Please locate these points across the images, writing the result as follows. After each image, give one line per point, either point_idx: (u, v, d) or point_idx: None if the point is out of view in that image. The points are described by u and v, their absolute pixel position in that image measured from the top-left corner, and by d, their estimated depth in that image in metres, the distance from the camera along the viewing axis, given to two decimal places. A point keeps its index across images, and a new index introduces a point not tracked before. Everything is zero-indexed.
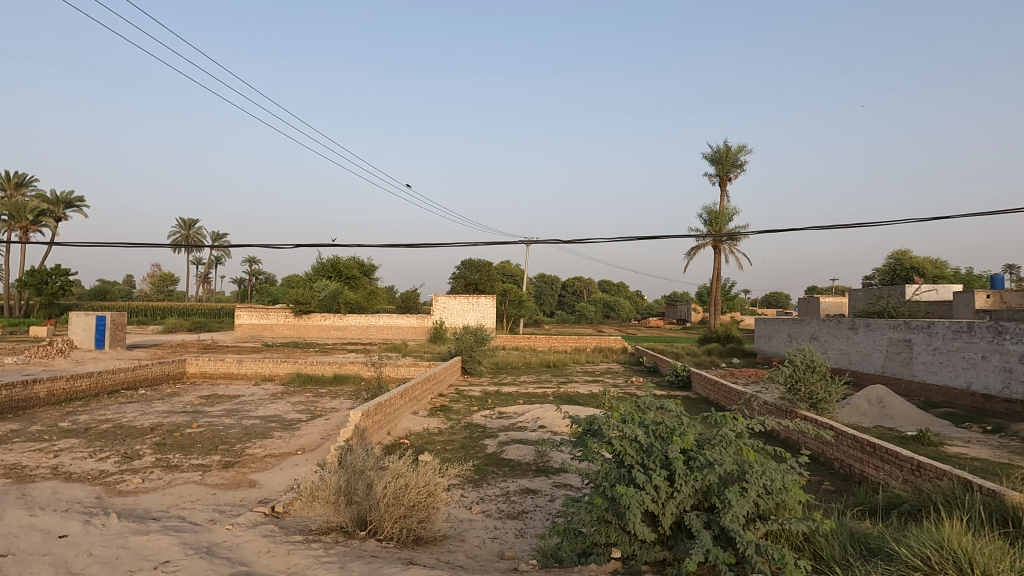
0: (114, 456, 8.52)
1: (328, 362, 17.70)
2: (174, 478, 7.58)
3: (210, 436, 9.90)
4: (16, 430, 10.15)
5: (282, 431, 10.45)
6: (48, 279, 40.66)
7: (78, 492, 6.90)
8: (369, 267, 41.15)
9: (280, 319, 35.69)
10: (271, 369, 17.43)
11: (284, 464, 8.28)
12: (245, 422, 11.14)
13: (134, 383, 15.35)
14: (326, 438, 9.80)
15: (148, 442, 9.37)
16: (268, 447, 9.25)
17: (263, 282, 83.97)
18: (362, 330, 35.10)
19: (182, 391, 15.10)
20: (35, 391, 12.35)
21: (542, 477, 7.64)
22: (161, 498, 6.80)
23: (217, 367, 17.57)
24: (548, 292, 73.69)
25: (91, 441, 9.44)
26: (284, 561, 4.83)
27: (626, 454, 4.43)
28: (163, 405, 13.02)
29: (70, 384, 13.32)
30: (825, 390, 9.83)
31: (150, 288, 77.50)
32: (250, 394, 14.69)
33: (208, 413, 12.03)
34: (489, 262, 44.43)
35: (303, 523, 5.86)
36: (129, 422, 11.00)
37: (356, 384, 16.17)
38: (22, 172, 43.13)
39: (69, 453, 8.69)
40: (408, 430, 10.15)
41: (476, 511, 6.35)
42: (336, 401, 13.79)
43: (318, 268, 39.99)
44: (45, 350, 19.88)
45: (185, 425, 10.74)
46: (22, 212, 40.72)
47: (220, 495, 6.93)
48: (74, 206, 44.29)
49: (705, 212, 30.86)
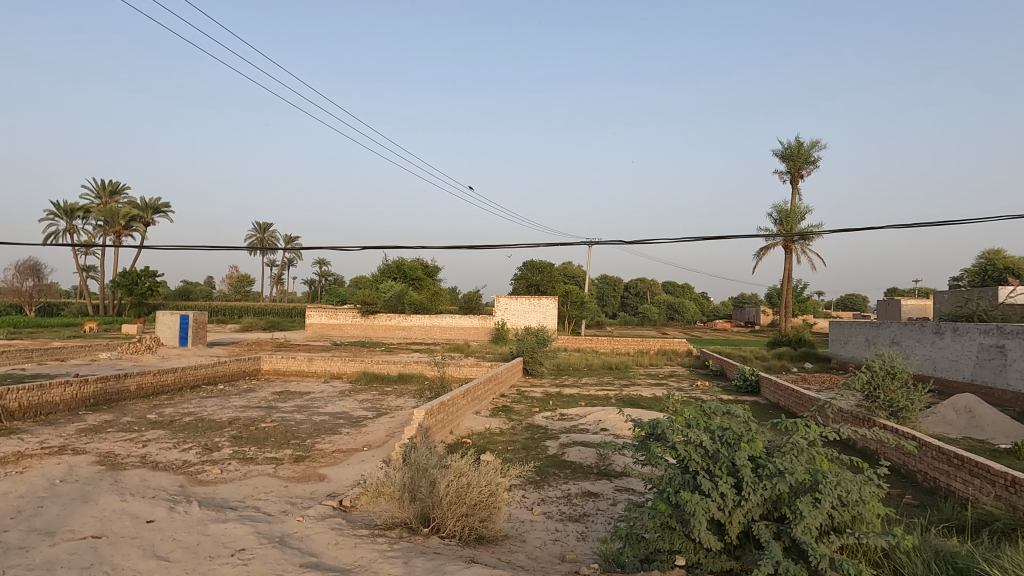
0: (196, 447, 9.02)
1: (393, 361, 18.14)
2: (250, 469, 7.96)
3: (282, 431, 10.33)
4: (110, 421, 10.91)
5: (349, 427, 10.80)
6: (138, 280, 43.49)
7: (163, 480, 7.35)
8: (432, 269, 41.85)
9: (347, 319, 36.80)
10: (339, 367, 18.01)
11: (351, 460, 8.55)
12: (315, 418, 11.56)
13: (213, 379, 16.19)
14: (391, 435, 10.06)
15: (226, 435, 9.87)
16: (336, 442, 9.56)
17: (331, 284, 86.83)
18: (426, 330, 35.74)
19: (256, 388, 15.79)
20: (127, 385, 13.24)
21: (604, 480, 7.55)
22: (238, 488, 7.16)
23: (289, 365, 18.34)
24: (611, 293, 72.61)
25: (175, 432, 10.02)
26: (351, 554, 4.99)
27: (692, 460, 4.31)
28: (240, 400, 13.66)
29: (157, 378, 14.21)
30: (906, 398, 9.28)
31: (228, 289, 81.47)
32: (319, 391, 15.20)
33: (281, 408, 12.56)
34: (551, 263, 44.34)
35: (369, 518, 6.00)
36: (209, 416, 11.62)
37: (420, 383, 16.49)
38: (116, 181, 46.27)
39: (156, 443, 9.26)
40: (470, 430, 10.26)
41: (538, 512, 6.35)
42: (401, 399, 14.10)
43: (384, 270, 41.00)
44: (135, 346, 21.27)
45: (260, 420, 11.27)
46: (115, 218, 43.76)
47: (291, 489, 7.20)
48: (162, 212, 47.25)
49: (775, 210, 29.72)
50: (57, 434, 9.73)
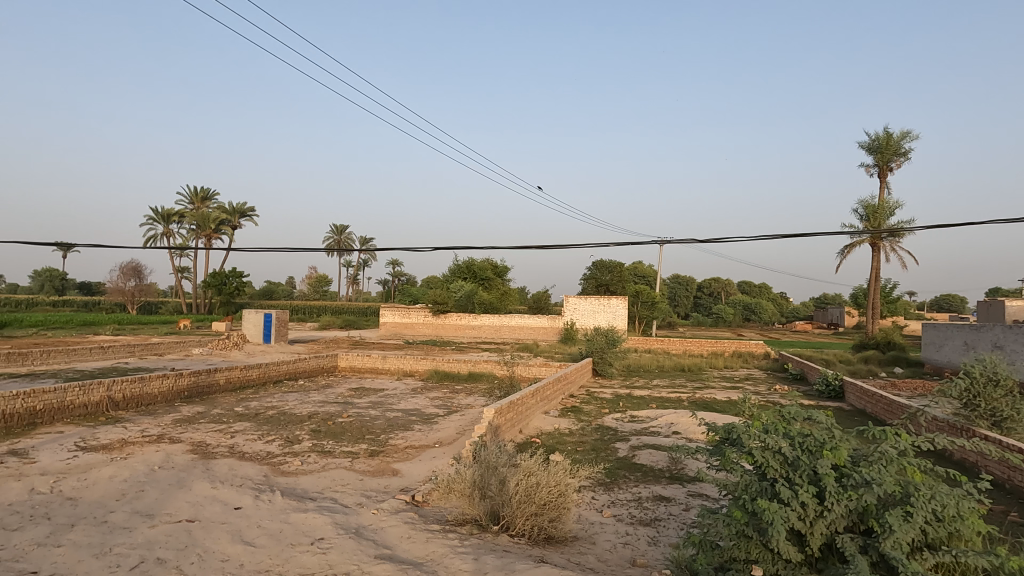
0: (279, 440, 9.49)
1: (464, 360, 18.42)
2: (328, 462, 8.29)
3: (358, 426, 10.70)
4: (201, 413, 11.64)
5: (421, 423, 11.06)
6: (227, 280, 46.14)
7: (249, 470, 7.77)
8: (502, 269, 42.19)
9: (420, 317, 37.65)
10: (412, 365, 18.46)
11: (423, 456, 8.74)
12: (389, 414, 11.90)
13: (294, 374, 16.96)
14: (462, 433, 10.22)
15: (306, 429, 10.32)
16: (409, 438, 9.81)
17: (404, 284, 89.06)
18: (496, 330, 36.06)
19: (334, 384, 16.42)
20: (216, 378, 14.08)
21: (676, 485, 7.39)
22: (317, 480, 7.48)
23: (364, 362, 18.97)
24: (684, 293, 70.86)
25: (260, 425, 10.57)
26: (423, 548, 5.11)
27: (770, 467, 4.16)
28: (319, 395, 14.25)
29: (244, 372, 15.04)
30: (1011, 407, 8.57)
31: (308, 288, 85.10)
32: (392, 388, 15.63)
33: (357, 404, 13.02)
34: (621, 263, 43.75)
35: (440, 514, 6.11)
36: (290, 410, 12.19)
37: (490, 381, 16.66)
38: (207, 187, 49.24)
39: (243, 434, 9.79)
40: (539, 430, 10.29)
41: (607, 514, 6.29)
42: (471, 398, 14.30)
43: (454, 270, 41.68)
44: (224, 343, 22.57)
45: (337, 415, 11.71)
46: (206, 222, 46.62)
47: (366, 482, 7.45)
48: (247, 216, 49.92)
49: (860, 206, 28.14)
50: (155, 423, 10.48)
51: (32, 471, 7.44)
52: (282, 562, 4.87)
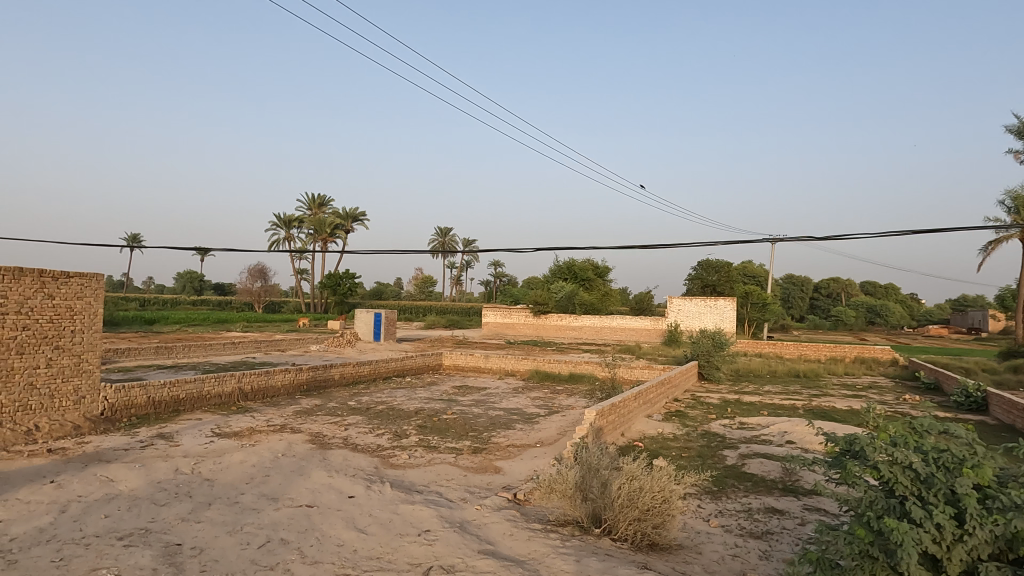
0: (388, 434, 9.94)
1: (565, 361, 18.41)
2: (434, 457, 8.58)
3: (461, 423, 11.00)
4: (319, 405, 12.44)
5: (522, 423, 11.17)
6: (341, 281, 48.99)
7: (361, 461, 8.20)
8: (603, 269, 41.78)
9: (521, 318, 38.08)
10: (513, 364, 18.70)
11: (525, 455, 8.83)
12: (491, 413, 12.13)
13: (402, 372, 17.69)
14: (563, 433, 10.21)
15: (413, 424, 10.74)
16: (511, 437, 9.95)
17: (506, 284, 90.46)
18: (597, 331, 35.72)
19: (439, 381, 16.98)
20: (332, 373, 15.00)
21: (791, 497, 6.97)
22: (424, 474, 7.76)
23: (468, 361, 19.45)
24: (798, 294, 66.75)
25: (371, 419, 11.13)
26: (525, 546, 5.16)
27: (899, 483, 3.81)
28: (425, 392, 14.79)
29: (356, 369, 15.89)
30: None
31: (414, 288, 88.53)
32: (495, 387, 15.93)
33: (460, 402, 13.39)
34: (729, 263, 41.95)
35: (542, 514, 6.13)
36: (398, 405, 12.75)
37: (591, 383, 16.51)
38: (323, 195, 52.48)
39: (356, 427, 10.35)
40: (642, 434, 10.08)
41: (715, 524, 6.05)
42: (572, 398, 14.26)
43: (555, 271, 41.80)
44: (338, 340, 23.98)
45: (442, 412, 12.09)
46: (322, 227, 49.72)
47: (470, 478, 7.63)
48: (359, 221, 52.69)
49: (1007, 197, 25.24)
50: (279, 414, 11.32)
51: (176, 453, 8.27)
52: (391, 550, 5.10)
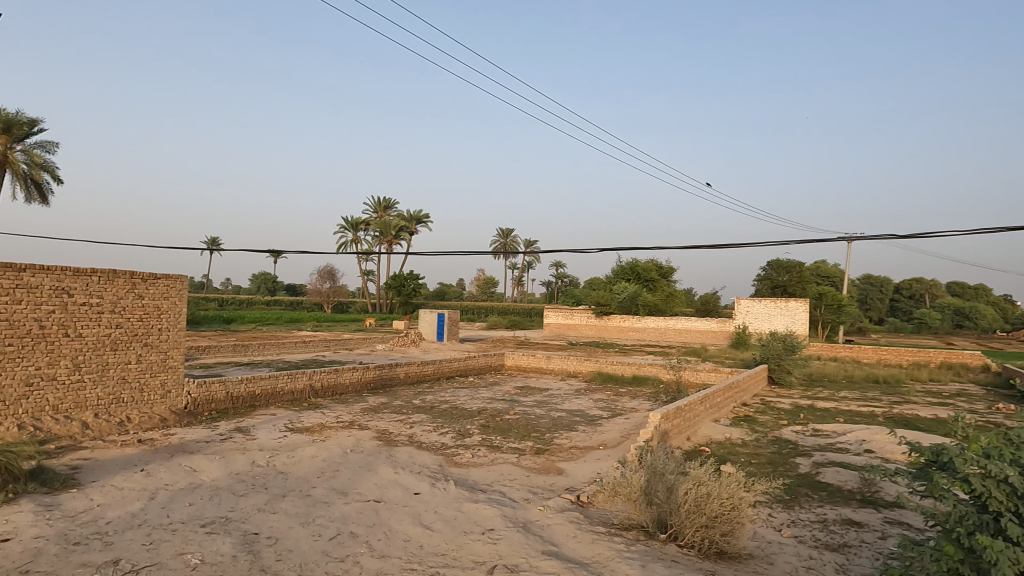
0: (452, 432, 10.09)
1: (628, 362, 18.16)
2: (496, 457, 8.64)
3: (524, 424, 11.03)
4: (385, 403, 12.76)
5: (585, 425, 11.10)
6: (405, 282, 50.11)
7: (426, 458, 8.35)
8: (667, 270, 40.99)
9: (583, 319, 37.86)
10: (575, 366, 18.60)
11: (588, 457, 8.77)
12: (553, 414, 12.11)
13: (464, 371, 17.91)
14: (626, 436, 10.07)
15: (476, 424, 10.86)
16: (573, 439, 9.90)
17: (567, 285, 90.15)
18: (661, 332, 35.05)
19: (501, 382, 17.09)
20: (397, 372, 15.36)
21: (870, 509, 6.63)
22: (487, 473, 7.83)
23: (529, 361, 19.49)
24: (877, 296, 63.38)
25: (435, 417, 11.32)
26: (589, 549, 5.13)
27: (993, 498, 3.56)
28: (487, 392, 14.92)
29: (421, 368, 16.21)
30: None
31: (477, 289, 89.49)
32: (557, 388, 15.89)
33: (523, 402, 13.43)
34: (801, 263, 40.31)
35: (606, 516, 6.08)
36: (461, 405, 12.91)
37: (656, 386, 16.21)
38: (389, 198, 53.82)
39: (420, 426, 10.55)
40: (709, 438, 9.82)
41: (787, 534, 5.83)
42: (636, 401, 14.05)
43: (618, 271, 41.37)
44: (403, 340, 24.53)
45: (505, 412, 12.16)
46: (388, 229, 50.99)
47: (533, 478, 7.64)
48: (423, 223, 53.72)
49: None
50: (347, 411, 11.69)
51: (253, 446, 8.67)
52: (456, 547, 5.17)
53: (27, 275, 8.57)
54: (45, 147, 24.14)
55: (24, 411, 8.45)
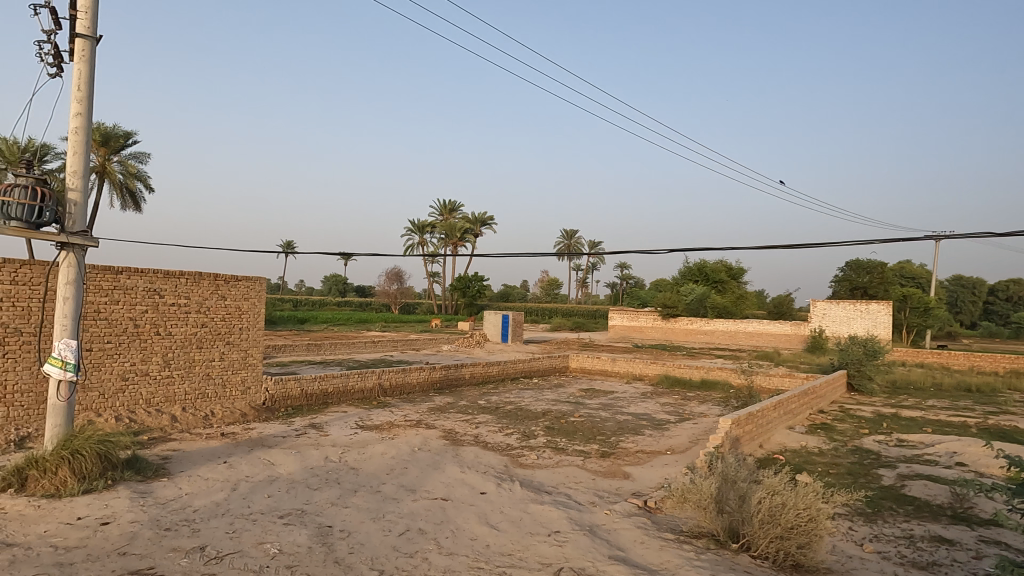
0: (517, 433, 10.13)
1: (697, 366, 17.72)
2: (562, 459, 8.61)
3: (589, 426, 10.95)
4: (451, 403, 12.96)
5: (651, 429, 10.90)
6: (470, 283, 50.78)
7: (492, 458, 8.42)
8: (737, 271, 39.76)
9: (649, 321, 37.24)
10: (641, 369, 18.30)
11: (655, 462, 8.61)
12: (619, 417, 11.96)
13: (529, 373, 17.95)
14: (695, 442, 9.83)
15: (541, 425, 10.86)
16: (640, 443, 9.75)
17: (633, 286, 88.84)
18: (731, 336, 34.00)
19: (566, 384, 17.04)
20: (463, 372, 15.57)
21: (963, 526, 6.20)
22: (552, 475, 7.82)
23: (595, 364, 19.33)
24: (969, 298, 59.22)
25: (500, 418, 11.41)
26: (657, 555, 5.04)
27: None
28: (552, 394, 14.90)
29: (486, 368, 16.37)
30: None
31: (541, 291, 89.58)
32: (623, 391, 15.69)
33: (587, 405, 13.34)
34: (883, 263, 38.18)
35: (674, 523, 5.95)
36: (526, 406, 12.96)
37: (726, 391, 15.73)
38: (454, 201, 54.67)
39: (486, 426, 10.66)
40: (783, 446, 9.44)
41: (869, 550, 5.53)
42: (705, 406, 13.69)
43: (685, 272, 40.47)
44: (469, 340, 24.86)
45: (570, 414, 12.11)
46: (453, 231, 51.82)
47: (599, 482, 7.58)
48: (488, 225, 54.24)
49: None
50: (415, 409, 11.95)
51: (326, 442, 9.01)
52: (522, 548, 5.19)
53: (123, 277, 9.20)
54: (139, 158, 25.89)
55: (121, 403, 9.10)
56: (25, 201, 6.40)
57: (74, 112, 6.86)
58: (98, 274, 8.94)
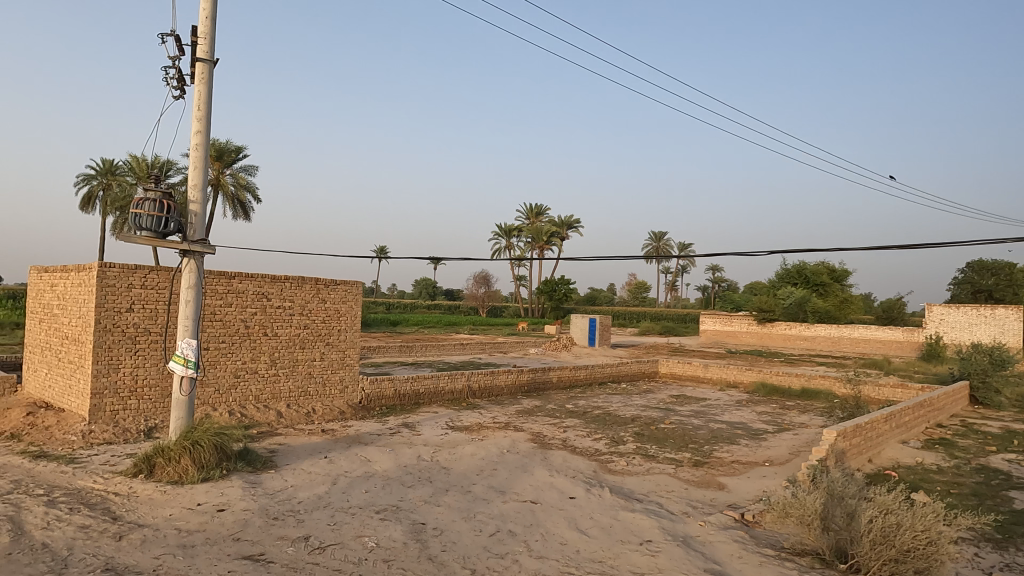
0: (605, 439, 10.02)
1: (797, 374, 16.81)
2: (652, 467, 8.42)
3: (681, 434, 10.65)
4: (539, 406, 13.00)
5: (747, 439, 10.45)
6: (557, 287, 50.83)
7: (580, 463, 8.37)
8: (841, 273, 37.46)
9: (743, 326, 35.78)
10: (736, 376, 17.59)
11: (752, 473, 8.24)
12: (712, 425, 11.55)
13: (617, 377, 17.71)
14: (795, 454, 9.32)
15: (630, 431, 10.67)
16: (735, 453, 9.36)
17: (725, 290, 85.65)
18: (834, 342, 32.04)
19: (655, 389, 16.67)
20: (550, 376, 15.58)
21: None
22: (642, 482, 7.66)
23: (685, 370, 18.78)
24: None
25: (588, 423, 11.31)
26: (756, 571, 4.82)
27: None
28: (641, 399, 14.61)
29: (573, 372, 16.30)
30: None
31: (628, 295, 88.19)
32: (716, 398, 15.14)
33: (679, 412, 12.97)
34: (1012, 263, 34.72)
35: (774, 538, 5.67)
36: (615, 411, 12.78)
37: (829, 400, 14.81)
38: (540, 204, 54.94)
39: (574, 430, 10.60)
40: (895, 462, 8.77)
41: None
42: (806, 416, 12.96)
43: (782, 275, 38.57)
44: (556, 344, 24.86)
45: (660, 421, 11.83)
46: (540, 235, 52.09)
47: (692, 492, 7.34)
48: (574, 228, 54.08)
49: None
50: (503, 412, 12.08)
51: (418, 441, 9.28)
52: (613, 556, 5.12)
53: (235, 282, 9.90)
54: (248, 170, 27.84)
55: (233, 399, 9.82)
56: (154, 212, 7.04)
57: (195, 131, 7.47)
58: (214, 279, 9.67)
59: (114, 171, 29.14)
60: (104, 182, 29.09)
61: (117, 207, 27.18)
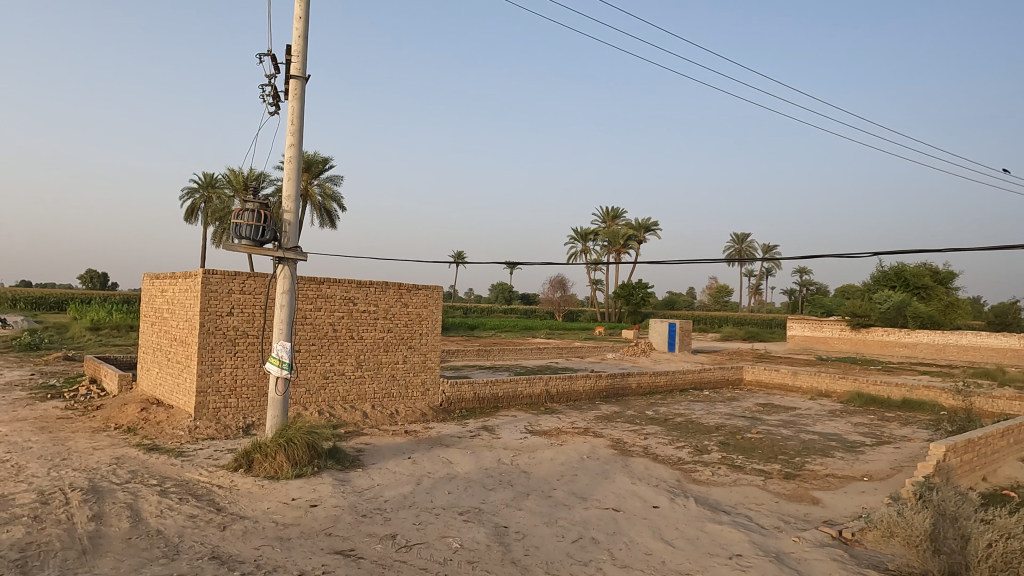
0: (688, 447, 9.74)
1: (897, 384, 15.73)
2: (740, 478, 8.10)
3: (769, 444, 10.20)
4: (618, 413, 12.82)
5: (843, 451, 9.88)
6: (634, 291, 50.01)
7: (663, 472, 8.18)
8: (945, 275, 34.80)
9: (835, 331, 33.88)
10: (828, 384, 16.68)
11: (849, 488, 7.78)
12: (803, 436, 11.00)
13: (699, 384, 17.20)
14: (898, 469, 8.72)
15: (715, 440, 10.33)
16: (830, 466, 8.87)
17: (814, 293, 81.39)
18: (938, 349, 29.77)
19: (740, 397, 16.06)
20: (629, 382, 15.33)
21: None
22: (729, 493, 7.39)
23: (772, 377, 17.98)
24: None
25: (670, 430, 11.05)
26: None
27: None
28: (725, 407, 14.12)
29: (653, 378, 15.97)
30: None
31: (709, 299, 85.46)
32: (807, 408, 14.41)
33: (766, 421, 12.44)
34: None
35: (877, 559, 5.32)
36: (697, 419, 12.41)
37: (935, 413, 13.76)
38: (616, 207, 54.23)
39: (655, 438, 10.38)
40: (1013, 482, 8.03)
41: None
42: (908, 429, 12.12)
43: (878, 278, 36.24)
44: (634, 349, 24.44)
45: (746, 430, 11.38)
46: (616, 238, 51.43)
47: (783, 506, 7.01)
48: (651, 231, 53.04)
49: None
50: (582, 417, 12.00)
51: (498, 444, 9.36)
52: (702, 569, 4.97)
53: (324, 287, 10.35)
54: (334, 181, 29.09)
55: (323, 399, 10.29)
56: (252, 222, 7.51)
57: (289, 144, 7.89)
58: (305, 285, 10.15)
59: (214, 184, 31.21)
60: (205, 195, 31.22)
61: (217, 218, 29.09)
